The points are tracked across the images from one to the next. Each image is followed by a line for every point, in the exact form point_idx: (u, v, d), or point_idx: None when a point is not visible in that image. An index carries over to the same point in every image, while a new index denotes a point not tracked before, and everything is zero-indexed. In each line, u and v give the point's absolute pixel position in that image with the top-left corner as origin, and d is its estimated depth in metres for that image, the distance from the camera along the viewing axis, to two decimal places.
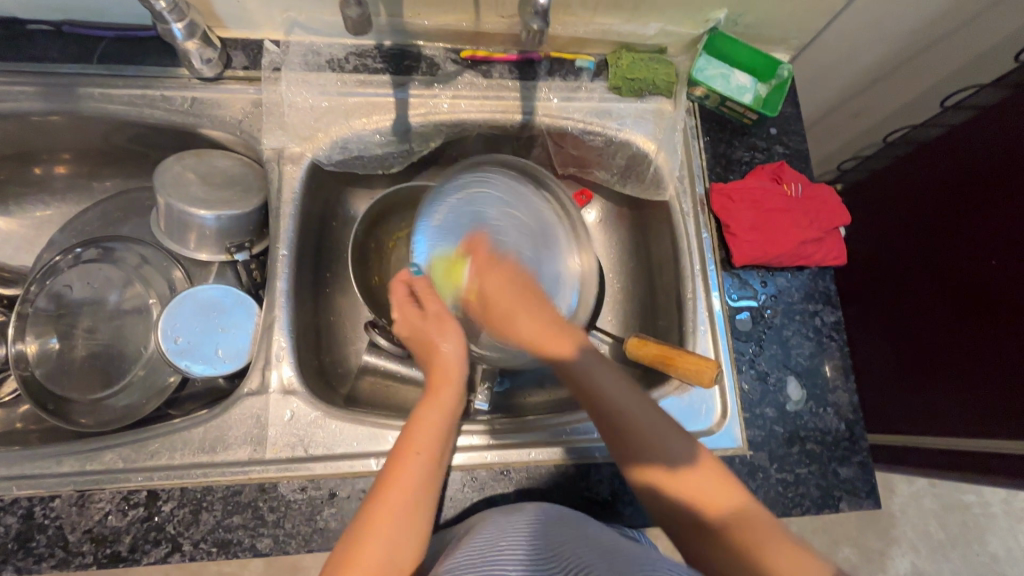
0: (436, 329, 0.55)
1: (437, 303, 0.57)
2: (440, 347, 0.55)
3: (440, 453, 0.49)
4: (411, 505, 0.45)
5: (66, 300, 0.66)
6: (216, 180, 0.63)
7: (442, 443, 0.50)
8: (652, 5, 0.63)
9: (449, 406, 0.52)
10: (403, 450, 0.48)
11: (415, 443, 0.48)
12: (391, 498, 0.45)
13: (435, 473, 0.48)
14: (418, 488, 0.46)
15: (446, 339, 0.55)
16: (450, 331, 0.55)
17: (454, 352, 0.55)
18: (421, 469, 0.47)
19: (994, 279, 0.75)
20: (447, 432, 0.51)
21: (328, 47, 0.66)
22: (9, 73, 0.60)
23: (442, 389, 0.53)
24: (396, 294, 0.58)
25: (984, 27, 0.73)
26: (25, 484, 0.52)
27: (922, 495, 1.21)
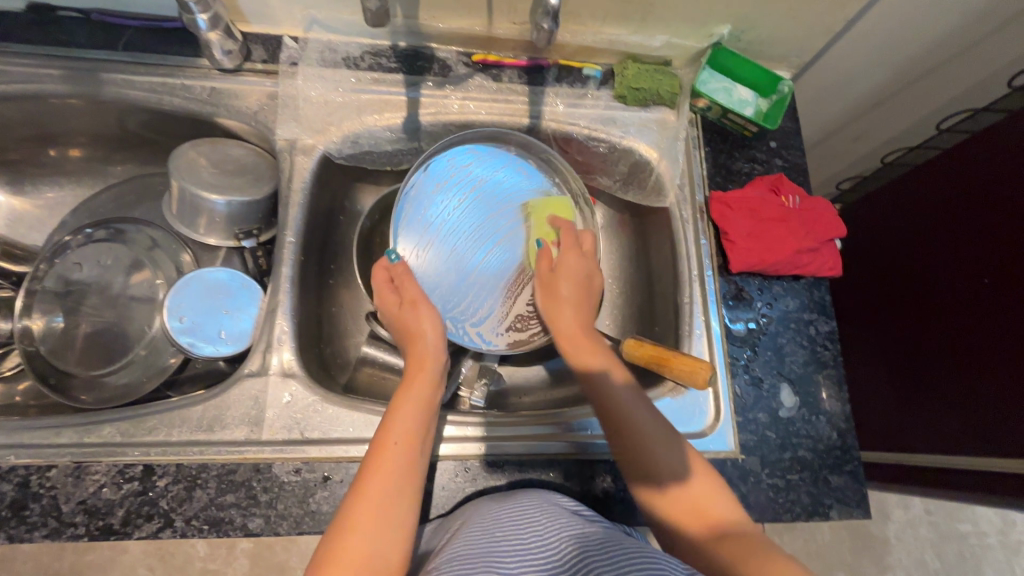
0: (411, 317, 0.58)
1: (412, 288, 0.59)
2: (422, 335, 0.57)
3: (422, 439, 0.50)
4: (395, 491, 0.46)
5: (75, 278, 0.67)
6: (228, 167, 0.65)
7: (421, 430, 0.50)
8: (658, 17, 0.66)
9: (429, 390, 0.53)
10: (381, 439, 0.49)
11: (395, 431, 0.49)
12: (374, 486, 0.46)
13: (415, 460, 0.48)
14: (401, 476, 0.47)
15: (425, 324, 0.57)
16: (427, 319, 0.57)
17: (433, 340, 0.56)
18: (403, 457, 0.48)
19: (987, 301, 0.75)
20: (426, 419, 0.51)
21: (345, 45, 0.68)
22: (36, 56, 0.63)
23: (417, 378, 0.54)
24: (376, 280, 0.61)
25: (980, 54, 0.75)
26: (22, 452, 0.52)
27: (918, 522, 1.20)
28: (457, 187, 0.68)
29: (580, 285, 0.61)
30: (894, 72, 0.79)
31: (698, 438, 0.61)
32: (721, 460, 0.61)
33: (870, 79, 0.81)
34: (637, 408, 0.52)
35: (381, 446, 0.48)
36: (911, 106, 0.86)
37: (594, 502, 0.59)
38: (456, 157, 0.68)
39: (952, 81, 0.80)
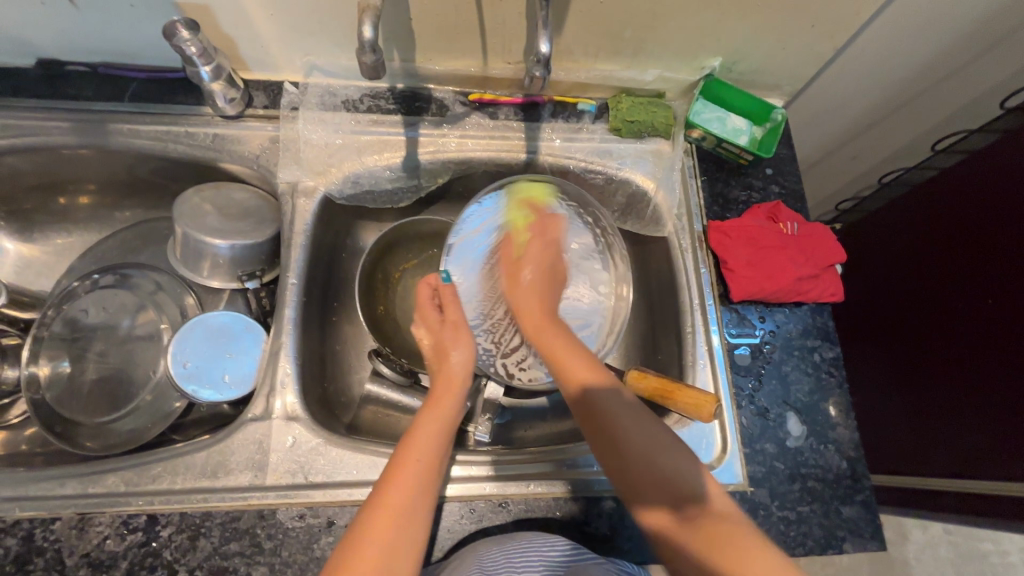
0: (450, 336, 0.57)
1: (456, 311, 0.59)
2: (451, 355, 0.56)
3: (441, 457, 0.50)
4: (413, 506, 0.46)
5: (81, 324, 0.68)
6: (231, 212, 0.66)
7: (442, 451, 0.50)
8: (649, 52, 0.67)
9: (451, 414, 0.53)
10: (404, 452, 0.49)
11: (418, 447, 0.49)
12: (395, 496, 0.45)
13: (433, 481, 0.48)
14: (419, 494, 0.46)
15: (456, 346, 0.57)
16: (464, 339, 0.57)
17: (461, 363, 0.56)
18: (424, 471, 0.48)
19: (995, 318, 0.75)
20: (445, 442, 0.51)
21: (344, 88, 0.70)
22: (46, 110, 0.65)
23: (444, 399, 0.54)
24: (421, 295, 0.60)
25: (971, 76, 0.76)
26: (28, 505, 0.52)
27: (938, 542, 1.17)
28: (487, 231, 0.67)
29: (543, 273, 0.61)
30: (885, 95, 0.80)
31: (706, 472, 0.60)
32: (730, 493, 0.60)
33: (862, 103, 0.82)
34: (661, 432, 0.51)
35: (403, 461, 0.48)
36: (905, 127, 0.87)
37: (602, 541, 0.58)
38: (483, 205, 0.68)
39: (943, 102, 0.80)
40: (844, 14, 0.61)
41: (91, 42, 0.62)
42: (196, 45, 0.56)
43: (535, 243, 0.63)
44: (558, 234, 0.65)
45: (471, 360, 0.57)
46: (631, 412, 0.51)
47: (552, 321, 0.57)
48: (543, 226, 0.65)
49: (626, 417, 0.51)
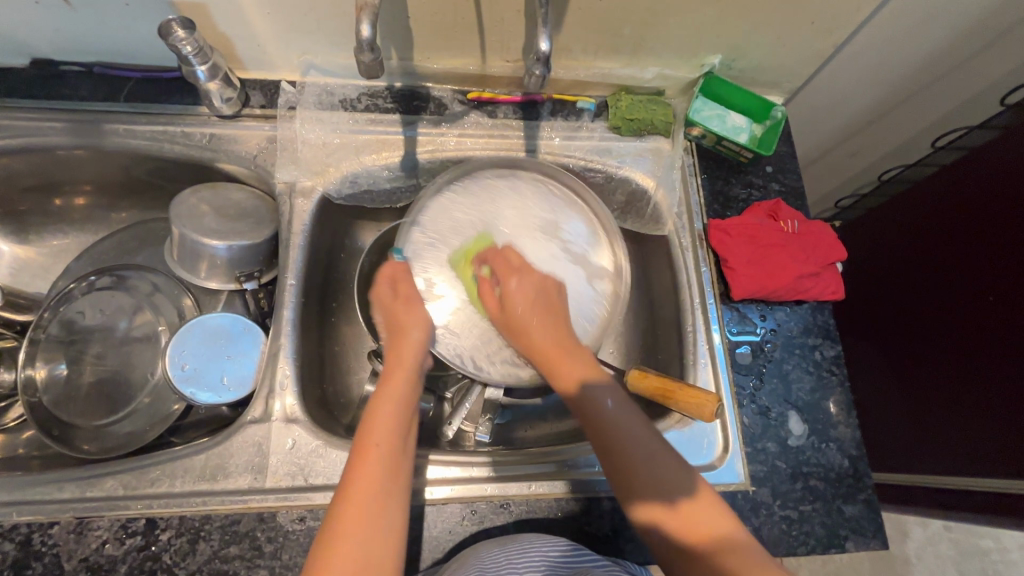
0: (405, 315, 0.57)
1: (411, 289, 0.59)
2: (410, 335, 0.56)
3: (402, 437, 0.50)
4: (380, 493, 0.45)
5: (78, 326, 0.67)
6: (229, 212, 0.65)
7: (403, 431, 0.50)
8: (649, 50, 0.67)
9: (406, 392, 0.52)
10: (365, 438, 0.48)
11: (377, 433, 0.48)
12: (362, 486, 0.45)
13: (399, 464, 0.48)
14: (385, 478, 0.46)
15: (412, 329, 0.57)
16: (420, 318, 0.58)
17: (417, 341, 0.56)
18: (387, 456, 0.47)
19: (994, 315, 0.75)
20: (405, 421, 0.51)
21: (342, 88, 0.69)
22: (41, 110, 0.64)
23: (396, 379, 0.53)
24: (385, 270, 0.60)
25: (971, 73, 0.76)
26: (25, 509, 0.52)
27: (938, 539, 1.17)
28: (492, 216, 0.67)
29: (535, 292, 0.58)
30: (885, 92, 0.80)
31: (707, 472, 0.60)
32: (731, 493, 0.60)
33: (862, 100, 0.82)
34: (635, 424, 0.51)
35: (364, 450, 0.47)
36: (904, 124, 0.87)
37: (604, 542, 0.58)
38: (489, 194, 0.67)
39: (942, 98, 0.80)
40: (844, 11, 0.61)
41: (86, 41, 0.61)
42: (193, 44, 0.55)
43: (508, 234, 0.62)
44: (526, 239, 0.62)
45: (427, 340, 0.57)
46: (625, 412, 0.52)
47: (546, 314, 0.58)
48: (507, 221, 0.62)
49: (615, 414, 0.52)
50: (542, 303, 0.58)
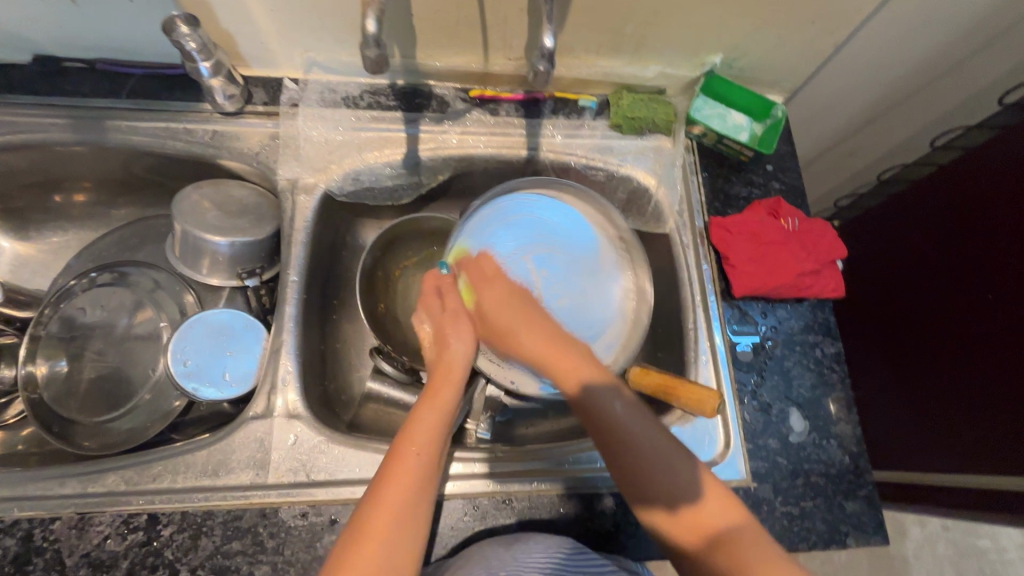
0: (452, 326, 0.57)
1: (460, 299, 0.59)
2: (452, 344, 0.56)
3: (439, 449, 0.50)
4: (409, 501, 0.45)
5: (79, 323, 0.67)
6: (231, 209, 0.65)
7: (442, 441, 0.50)
8: (650, 48, 0.67)
9: (450, 404, 0.52)
10: (403, 445, 0.48)
11: (417, 440, 0.48)
12: (394, 492, 0.45)
13: (432, 474, 0.48)
14: (418, 488, 0.46)
15: (456, 339, 0.57)
16: (467, 330, 0.57)
17: (463, 353, 0.56)
18: (423, 467, 0.47)
19: (992, 314, 0.75)
20: (443, 432, 0.51)
21: (344, 85, 0.69)
22: (43, 106, 0.64)
23: (442, 386, 0.54)
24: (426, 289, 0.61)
25: (969, 73, 0.76)
26: (26, 505, 0.52)
27: (936, 538, 1.17)
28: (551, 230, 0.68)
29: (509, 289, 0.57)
30: (884, 93, 0.80)
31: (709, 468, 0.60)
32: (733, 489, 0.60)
33: (861, 101, 0.82)
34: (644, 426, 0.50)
35: (401, 454, 0.47)
36: (903, 124, 0.87)
37: (606, 537, 0.58)
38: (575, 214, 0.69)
39: (939, 99, 0.81)
40: (844, 10, 0.61)
41: (89, 37, 0.61)
42: (196, 40, 0.56)
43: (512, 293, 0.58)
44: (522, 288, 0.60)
45: (471, 353, 0.57)
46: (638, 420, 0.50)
47: (522, 317, 0.55)
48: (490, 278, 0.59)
49: (622, 417, 0.50)
50: (525, 302, 0.56)
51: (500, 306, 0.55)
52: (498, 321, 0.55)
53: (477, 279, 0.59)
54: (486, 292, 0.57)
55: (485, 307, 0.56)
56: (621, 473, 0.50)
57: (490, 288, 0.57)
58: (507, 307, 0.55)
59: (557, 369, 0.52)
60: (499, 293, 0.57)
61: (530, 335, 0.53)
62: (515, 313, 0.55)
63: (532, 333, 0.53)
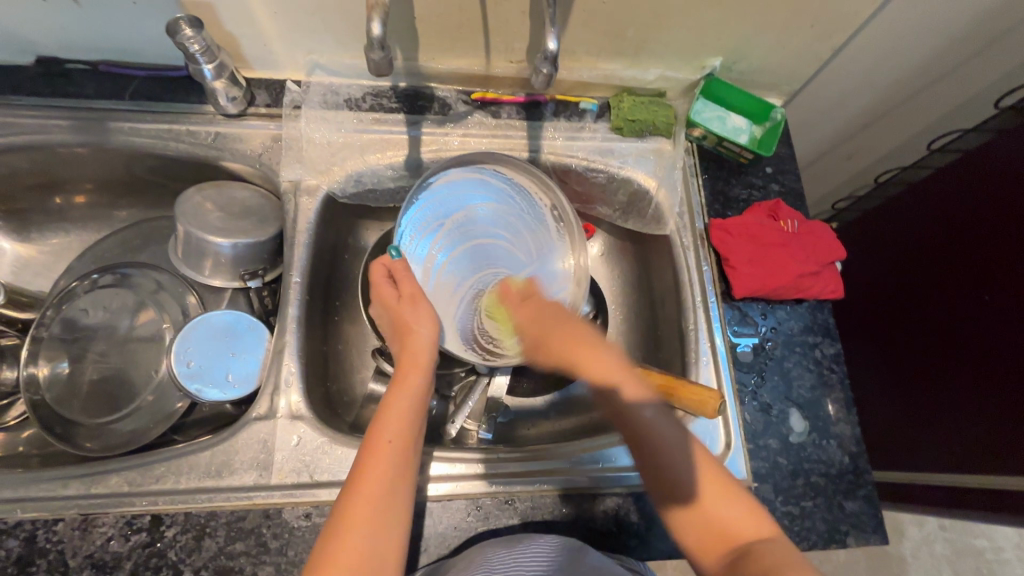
0: (410, 312, 0.55)
1: (413, 285, 0.57)
2: (416, 332, 0.55)
3: (413, 437, 0.49)
4: (385, 490, 0.45)
5: (81, 324, 0.67)
6: (233, 210, 0.66)
7: (414, 428, 0.50)
8: (651, 52, 0.68)
9: (419, 392, 0.52)
10: (377, 432, 0.48)
11: (389, 428, 0.48)
12: (371, 482, 0.45)
13: (408, 462, 0.48)
14: (395, 473, 0.46)
15: (420, 322, 0.55)
16: (426, 315, 0.56)
17: (427, 338, 0.55)
18: (397, 456, 0.47)
19: (990, 315, 0.76)
20: (415, 420, 0.50)
21: (346, 87, 0.70)
22: (45, 108, 0.64)
23: (410, 375, 0.53)
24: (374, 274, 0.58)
25: (965, 77, 0.77)
26: (29, 506, 0.52)
27: (933, 538, 1.18)
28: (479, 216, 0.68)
29: (557, 311, 0.58)
30: (881, 96, 0.81)
31: None
32: None
33: (859, 104, 0.83)
34: (687, 443, 0.50)
35: (376, 445, 0.47)
36: (900, 126, 0.88)
37: (608, 537, 0.58)
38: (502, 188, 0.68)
39: (936, 102, 0.82)
40: (843, 14, 0.62)
41: (92, 39, 0.62)
42: (200, 43, 0.56)
43: (523, 302, 0.61)
44: (542, 295, 0.64)
45: (434, 336, 0.55)
46: (664, 423, 0.51)
47: (576, 329, 0.54)
48: (525, 292, 0.63)
49: (665, 431, 0.50)
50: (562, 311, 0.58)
51: (537, 313, 0.58)
52: (539, 318, 0.57)
53: (523, 305, 0.61)
54: (528, 308, 0.60)
55: (522, 323, 0.59)
56: (645, 466, 0.50)
57: (527, 306, 0.60)
58: (541, 316, 0.58)
59: (607, 377, 0.51)
60: (534, 308, 0.59)
61: (559, 335, 0.54)
62: (563, 322, 0.55)
63: (602, 363, 0.51)
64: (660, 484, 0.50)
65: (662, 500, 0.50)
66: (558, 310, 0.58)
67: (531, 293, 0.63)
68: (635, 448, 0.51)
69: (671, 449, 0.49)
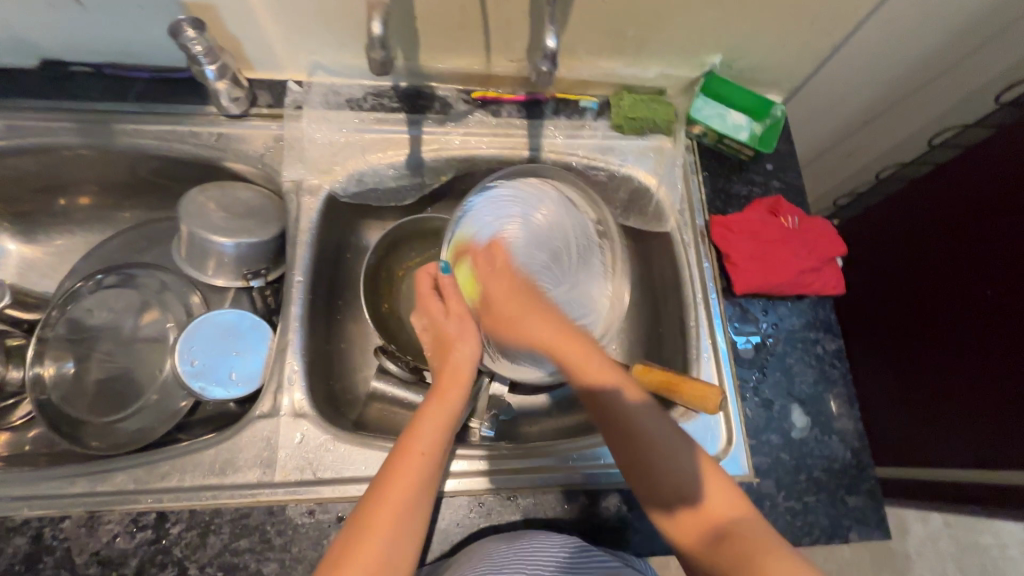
0: (456, 326, 0.57)
1: (461, 304, 0.57)
2: (458, 349, 0.56)
3: (444, 450, 0.50)
4: (412, 501, 0.46)
5: (86, 324, 0.68)
6: (236, 210, 0.66)
7: (446, 441, 0.51)
8: (650, 50, 0.68)
9: (456, 408, 0.53)
10: (410, 442, 0.49)
11: (423, 440, 0.49)
12: (399, 492, 0.46)
13: (436, 474, 0.49)
14: (423, 485, 0.47)
15: (465, 342, 0.56)
16: (470, 332, 0.56)
17: (468, 355, 0.56)
18: (429, 467, 0.48)
19: (993, 311, 0.76)
20: (448, 433, 0.51)
21: (348, 87, 0.70)
22: (51, 111, 0.65)
23: (449, 391, 0.53)
24: (421, 285, 0.60)
25: (966, 73, 0.77)
26: (38, 504, 0.52)
27: (938, 535, 1.18)
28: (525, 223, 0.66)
29: (523, 288, 0.56)
30: (882, 92, 0.81)
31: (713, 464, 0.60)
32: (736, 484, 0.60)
33: (860, 100, 0.83)
34: (676, 437, 0.50)
35: (407, 454, 0.48)
36: (901, 123, 0.88)
37: (610, 533, 0.58)
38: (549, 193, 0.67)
39: (937, 98, 0.82)
40: (842, 11, 0.62)
41: (96, 42, 0.62)
42: (203, 44, 0.56)
43: (489, 278, 0.58)
44: (504, 258, 0.60)
45: (477, 353, 0.56)
46: (642, 408, 0.51)
47: (533, 302, 0.55)
48: (488, 253, 0.60)
49: (651, 428, 0.50)
50: (533, 289, 0.57)
51: (502, 287, 0.57)
52: (507, 307, 0.55)
53: (485, 269, 0.59)
54: (490, 283, 0.58)
55: (494, 300, 0.56)
56: (620, 450, 0.51)
57: (500, 276, 0.58)
58: (512, 296, 0.56)
59: (581, 367, 0.51)
60: (501, 280, 0.57)
61: (531, 324, 0.54)
62: (521, 306, 0.55)
63: (577, 349, 0.52)
64: (634, 477, 0.51)
65: (644, 498, 0.51)
66: (526, 285, 0.57)
67: (494, 256, 0.60)
68: (618, 443, 0.51)
69: (658, 445, 0.50)
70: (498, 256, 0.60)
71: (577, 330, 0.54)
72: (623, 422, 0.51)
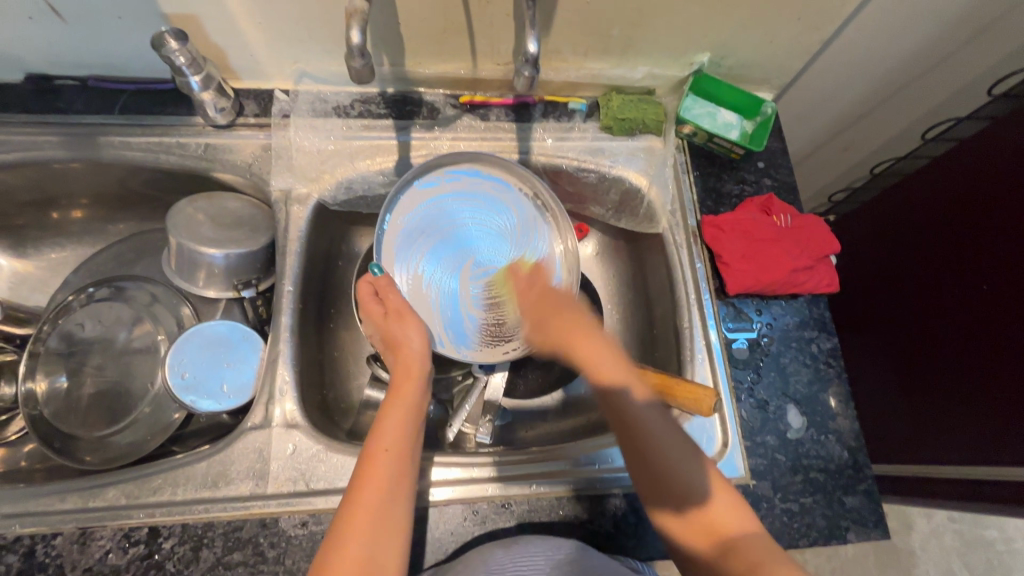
0: (398, 327, 0.55)
1: (398, 300, 0.56)
2: (408, 345, 0.55)
3: (411, 442, 0.50)
4: (385, 501, 0.46)
5: (77, 338, 0.67)
6: (224, 221, 0.66)
7: (412, 435, 0.50)
8: (637, 49, 0.67)
9: (415, 401, 0.52)
10: (374, 443, 0.49)
11: (386, 437, 0.49)
12: (366, 492, 0.46)
13: (406, 468, 0.48)
14: (391, 481, 0.47)
15: (409, 334, 0.55)
16: (413, 324, 0.55)
17: (419, 348, 0.55)
18: (394, 463, 0.48)
19: (989, 305, 0.75)
20: (414, 428, 0.51)
21: (335, 95, 0.70)
22: (36, 125, 0.65)
23: (405, 385, 0.53)
24: (358, 293, 0.57)
25: (958, 64, 0.76)
26: (28, 521, 0.52)
27: (942, 531, 1.17)
28: (462, 213, 0.66)
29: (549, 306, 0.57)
30: (874, 87, 0.80)
31: None
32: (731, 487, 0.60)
33: (852, 95, 0.82)
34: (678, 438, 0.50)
35: (373, 454, 0.48)
36: (895, 117, 0.87)
37: (607, 539, 0.58)
38: (493, 178, 0.68)
39: (930, 92, 0.81)
40: (830, 7, 0.62)
41: (79, 54, 0.62)
42: (186, 54, 0.56)
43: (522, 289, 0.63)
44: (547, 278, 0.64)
45: (425, 341, 0.55)
46: (653, 414, 0.50)
47: (560, 308, 0.57)
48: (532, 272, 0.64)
49: (656, 428, 0.50)
50: (565, 303, 0.58)
51: (540, 299, 0.60)
52: (544, 315, 0.57)
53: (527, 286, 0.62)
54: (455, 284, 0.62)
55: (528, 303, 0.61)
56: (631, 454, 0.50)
57: (538, 293, 0.61)
58: (548, 303, 0.59)
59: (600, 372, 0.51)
60: (540, 295, 0.60)
61: (560, 321, 0.55)
62: (556, 309, 0.57)
63: (598, 351, 0.51)
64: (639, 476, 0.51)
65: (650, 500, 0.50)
66: (563, 298, 0.59)
67: (542, 275, 0.64)
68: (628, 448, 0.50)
69: (671, 454, 0.49)
70: (542, 279, 0.63)
71: (591, 321, 0.55)
72: (632, 422, 0.50)
